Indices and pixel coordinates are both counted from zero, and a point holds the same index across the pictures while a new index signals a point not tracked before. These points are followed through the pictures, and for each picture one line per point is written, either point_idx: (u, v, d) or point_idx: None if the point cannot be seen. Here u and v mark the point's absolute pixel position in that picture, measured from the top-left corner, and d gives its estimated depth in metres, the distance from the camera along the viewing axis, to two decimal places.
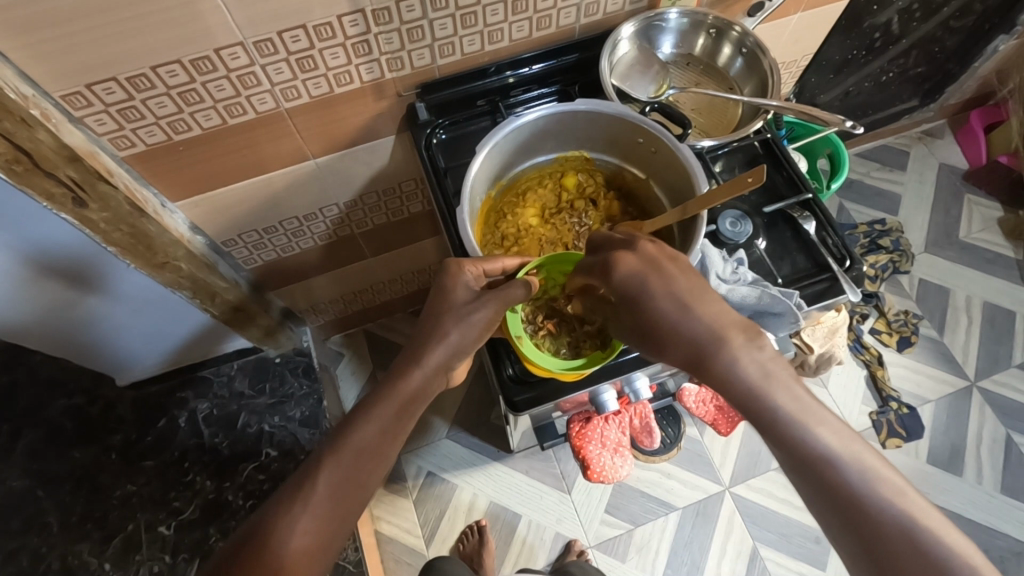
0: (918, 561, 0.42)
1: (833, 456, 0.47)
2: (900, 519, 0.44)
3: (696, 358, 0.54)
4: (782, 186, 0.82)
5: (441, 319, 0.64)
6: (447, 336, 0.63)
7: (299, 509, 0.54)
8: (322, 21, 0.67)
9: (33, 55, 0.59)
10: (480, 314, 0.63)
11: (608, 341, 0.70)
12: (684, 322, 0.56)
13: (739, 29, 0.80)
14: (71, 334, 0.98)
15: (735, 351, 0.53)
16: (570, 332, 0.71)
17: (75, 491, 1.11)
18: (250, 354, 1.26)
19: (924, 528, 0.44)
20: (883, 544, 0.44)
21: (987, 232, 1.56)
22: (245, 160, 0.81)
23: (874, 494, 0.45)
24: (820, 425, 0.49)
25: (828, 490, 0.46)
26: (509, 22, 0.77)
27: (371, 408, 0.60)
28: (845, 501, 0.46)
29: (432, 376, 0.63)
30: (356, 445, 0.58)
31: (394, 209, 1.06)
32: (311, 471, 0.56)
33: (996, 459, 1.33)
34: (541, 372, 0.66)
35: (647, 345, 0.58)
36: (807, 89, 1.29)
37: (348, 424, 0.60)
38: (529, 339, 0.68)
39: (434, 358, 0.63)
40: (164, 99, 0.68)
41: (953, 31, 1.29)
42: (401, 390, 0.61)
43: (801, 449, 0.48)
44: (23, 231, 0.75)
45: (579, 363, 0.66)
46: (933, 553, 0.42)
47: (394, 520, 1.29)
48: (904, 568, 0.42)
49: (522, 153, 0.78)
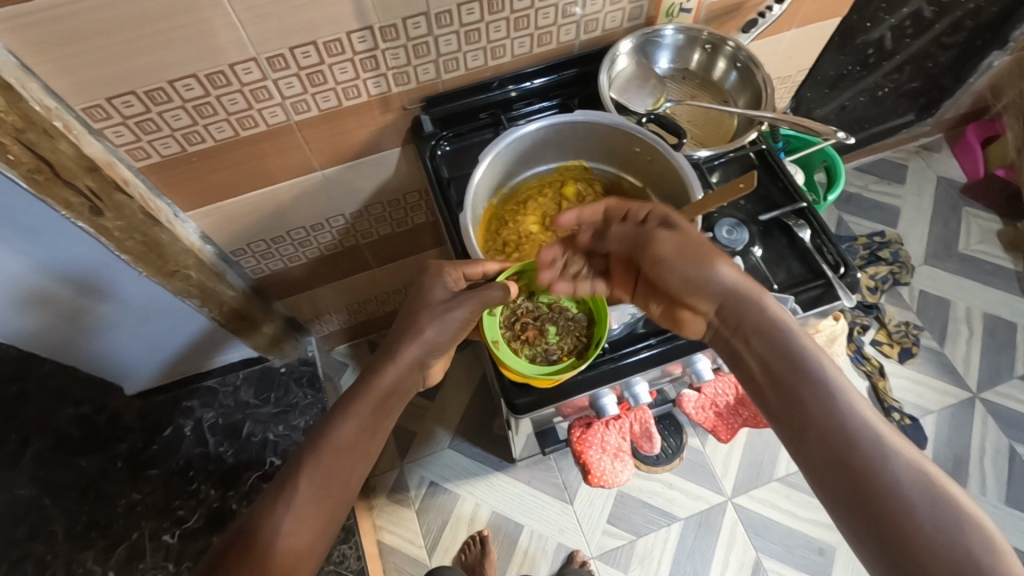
0: (924, 510, 0.45)
1: (844, 400, 0.52)
2: (910, 468, 0.47)
3: (730, 303, 0.61)
4: (777, 196, 0.84)
5: (418, 316, 0.66)
6: (422, 333, 0.65)
7: (283, 508, 0.56)
8: (331, 37, 0.69)
9: (59, 68, 0.61)
10: (457, 311, 0.65)
11: (583, 349, 0.72)
12: (723, 262, 0.62)
13: (733, 44, 0.83)
14: (81, 342, 1.01)
15: (766, 301, 0.60)
16: (547, 338, 0.73)
17: (80, 499, 1.13)
18: (255, 363, 1.28)
19: (928, 478, 0.47)
20: (888, 494, 0.47)
21: (986, 245, 1.57)
22: (255, 171, 0.84)
23: (886, 447, 0.49)
24: (838, 374, 0.54)
25: (842, 431, 0.50)
26: (511, 38, 0.80)
27: (346, 407, 0.62)
28: (858, 443, 0.49)
29: (407, 371, 0.65)
30: (337, 442, 0.60)
31: (398, 220, 1.08)
32: (294, 470, 0.58)
33: (1000, 471, 1.33)
34: (515, 375, 0.70)
35: (703, 260, 0.62)
36: (804, 103, 1.32)
37: (325, 424, 0.61)
38: (506, 344, 0.71)
39: (408, 354, 0.65)
40: (179, 111, 0.71)
41: (946, 47, 1.32)
42: (375, 386, 0.63)
43: (817, 392, 0.53)
44: (40, 242, 0.78)
45: (554, 369, 0.69)
46: (936, 503, 0.46)
47: (397, 530, 1.29)
48: (908, 514, 0.46)
49: (523, 162, 0.81)
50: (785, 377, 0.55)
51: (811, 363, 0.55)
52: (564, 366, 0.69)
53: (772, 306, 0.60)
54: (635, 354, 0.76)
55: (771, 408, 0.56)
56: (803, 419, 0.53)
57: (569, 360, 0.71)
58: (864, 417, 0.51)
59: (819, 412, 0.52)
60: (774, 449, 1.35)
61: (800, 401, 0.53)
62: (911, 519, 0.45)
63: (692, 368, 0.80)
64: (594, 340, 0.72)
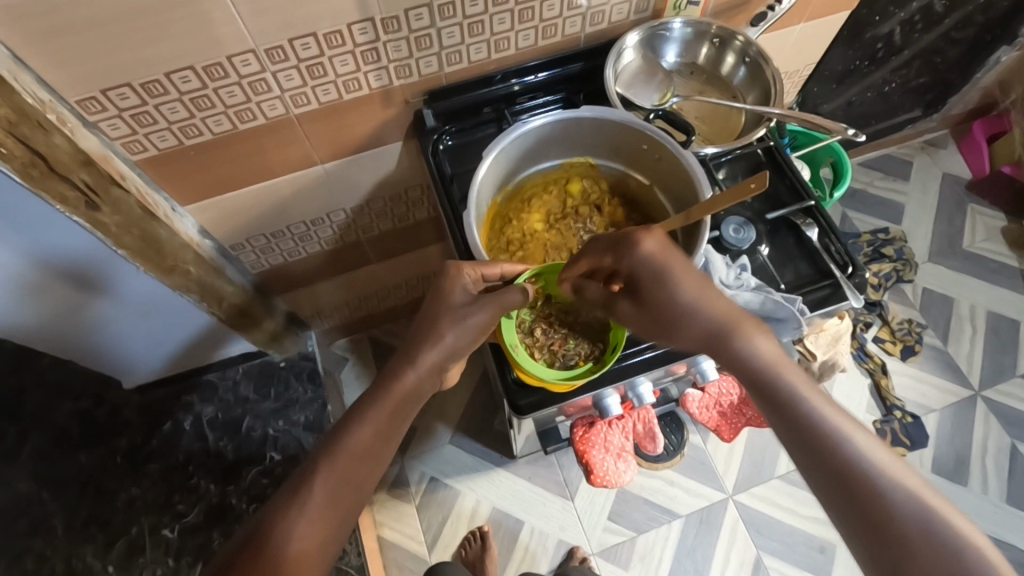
0: (926, 547, 0.45)
1: (838, 436, 0.50)
2: (911, 504, 0.46)
3: (712, 342, 0.58)
4: (785, 193, 0.83)
5: (438, 320, 0.65)
6: (442, 338, 0.64)
7: (296, 511, 0.55)
8: (332, 29, 0.68)
9: (52, 60, 0.60)
10: (477, 317, 0.64)
11: (600, 355, 0.71)
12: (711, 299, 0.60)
13: (742, 39, 0.81)
14: (77, 337, 1.00)
15: (750, 338, 0.57)
16: (566, 343, 0.72)
17: (79, 493, 1.12)
18: (255, 358, 1.27)
19: (928, 512, 0.46)
20: (887, 522, 0.46)
21: (991, 242, 1.56)
22: (255, 165, 0.83)
23: (883, 479, 0.48)
24: (831, 409, 0.52)
25: (832, 470, 0.49)
26: (515, 30, 0.78)
27: (365, 410, 0.61)
28: (854, 478, 0.48)
29: (427, 376, 0.64)
30: (352, 447, 0.59)
31: (400, 215, 1.07)
32: (308, 475, 0.57)
33: (1002, 470, 1.32)
34: (532, 379, 0.68)
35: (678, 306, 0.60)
36: (810, 99, 1.30)
37: (342, 427, 0.61)
38: (522, 348, 0.69)
39: (427, 359, 0.64)
40: (176, 104, 0.69)
41: (955, 42, 1.30)
42: (395, 389, 0.62)
43: (809, 430, 0.51)
44: (36, 236, 0.77)
45: (572, 373, 0.67)
46: (937, 537, 0.45)
47: (397, 525, 1.29)
48: (913, 552, 0.45)
49: (528, 158, 0.79)
50: (778, 416, 0.54)
51: (795, 397, 0.53)
52: (582, 370, 0.68)
53: (757, 338, 0.57)
54: (641, 354, 0.75)
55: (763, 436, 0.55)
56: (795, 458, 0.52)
57: (587, 365, 0.69)
58: (857, 453, 0.49)
59: (811, 452, 0.51)
60: (775, 446, 1.34)
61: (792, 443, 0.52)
62: (914, 556, 0.45)
63: (698, 368, 0.79)
64: (611, 346, 0.70)
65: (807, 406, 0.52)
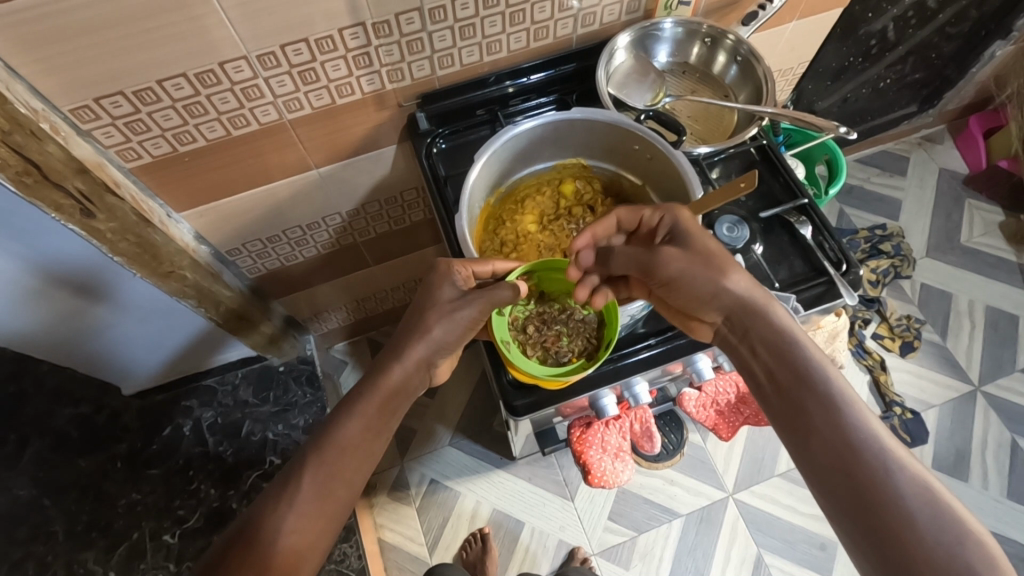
0: (925, 521, 0.46)
1: (851, 412, 0.53)
2: (916, 483, 0.48)
3: (737, 313, 0.63)
4: (779, 192, 0.83)
5: (426, 315, 0.65)
6: (429, 332, 0.64)
7: (285, 507, 0.55)
8: (324, 34, 0.68)
9: (44, 68, 0.60)
10: (465, 312, 0.64)
11: (593, 351, 0.70)
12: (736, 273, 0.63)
13: (733, 37, 0.81)
14: (78, 343, 1.00)
15: (775, 313, 0.62)
16: (558, 340, 0.71)
17: (80, 499, 1.12)
18: (254, 362, 1.28)
19: (932, 494, 0.47)
20: (889, 503, 0.47)
21: (989, 237, 1.56)
22: (249, 170, 0.83)
23: (892, 457, 0.50)
24: (846, 388, 0.55)
25: (842, 439, 0.52)
26: (507, 33, 0.78)
27: (353, 406, 0.61)
28: (861, 450, 0.50)
29: (415, 370, 0.65)
30: (340, 441, 0.59)
31: (396, 218, 1.07)
32: (296, 471, 0.57)
33: (1002, 464, 1.32)
34: (524, 376, 0.67)
35: (713, 271, 0.63)
36: (805, 96, 1.31)
37: (331, 423, 0.61)
38: (514, 344, 0.69)
39: (415, 353, 0.64)
40: (170, 111, 0.70)
41: (949, 37, 1.30)
42: (382, 385, 0.63)
43: (826, 400, 0.54)
44: (32, 243, 0.77)
45: (563, 370, 0.67)
46: (936, 515, 0.46)
47: (397, 528, 1.29)
48: (910, 524, 0.46)
49: (520, 160, 0.80)
50: (794, 388, 0.57)
51: (815, 371, 0.56)
52: (574, 367, 0.67)
53: (781, 315, 0.61)
54: (635, 355, 0.75)
55: (776, 416, 0.57)
56: (807, 426, 0.54)
57: (579, 362, 0.68)
58: (869, 430, 0.52)
59: (823, 421, 0.53)
60: (774, 444, 1.34)
61: (806, 413, 0.55)
62: (912, 528, 0.46)
63: (692, 368, 0.79)
64: (604, 342, 0.69)
65: (828, 380, 0.55)
